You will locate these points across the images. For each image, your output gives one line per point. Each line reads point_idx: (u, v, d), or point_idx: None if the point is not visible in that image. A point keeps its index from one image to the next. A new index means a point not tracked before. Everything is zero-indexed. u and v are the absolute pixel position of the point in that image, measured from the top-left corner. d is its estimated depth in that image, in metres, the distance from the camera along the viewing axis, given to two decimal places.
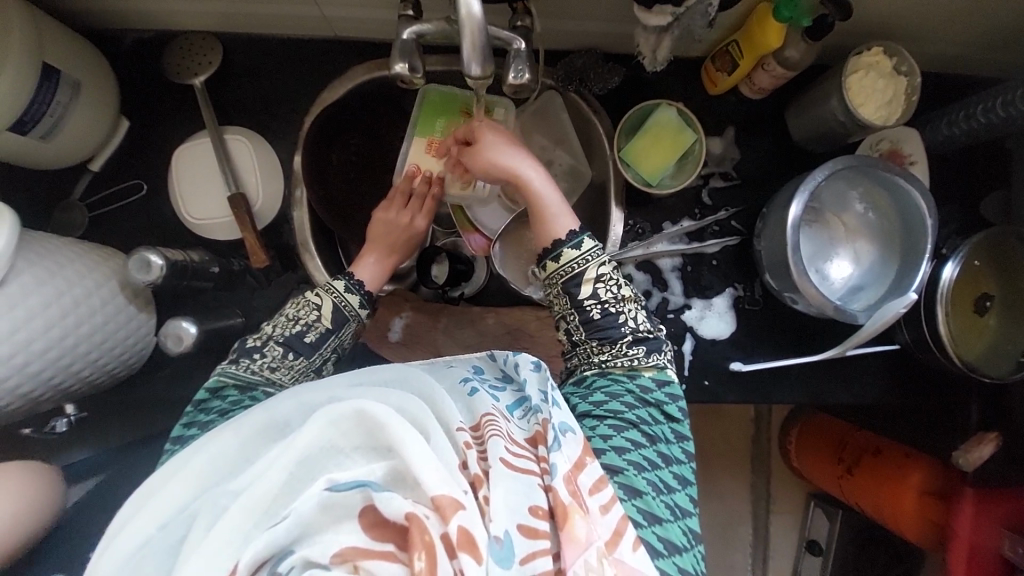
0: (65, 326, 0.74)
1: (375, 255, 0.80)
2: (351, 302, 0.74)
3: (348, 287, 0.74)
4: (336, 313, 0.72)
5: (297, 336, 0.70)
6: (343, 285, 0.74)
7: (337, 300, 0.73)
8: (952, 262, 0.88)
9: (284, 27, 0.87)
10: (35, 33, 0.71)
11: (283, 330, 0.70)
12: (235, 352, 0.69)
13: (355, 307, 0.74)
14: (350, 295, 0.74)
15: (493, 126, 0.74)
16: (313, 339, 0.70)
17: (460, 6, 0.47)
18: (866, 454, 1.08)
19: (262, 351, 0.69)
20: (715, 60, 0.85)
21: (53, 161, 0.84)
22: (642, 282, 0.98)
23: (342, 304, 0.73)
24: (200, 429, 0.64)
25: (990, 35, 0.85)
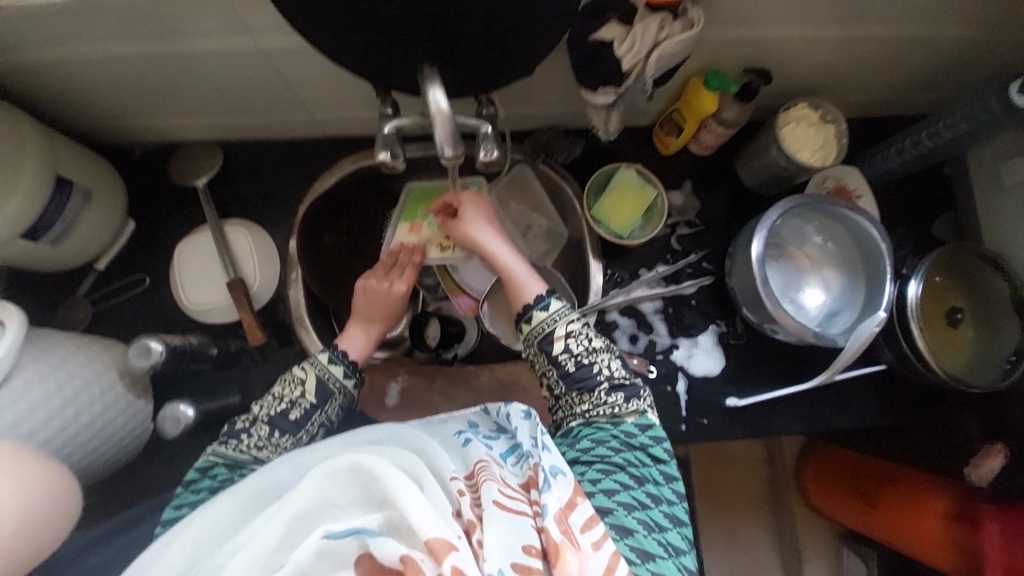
0: (65, 417, 0.76)
1: (358, 323, 0.82)
2: (336, 374, 0.73)
3: (331, 360, 0.74)
4: (321, 387, 0.72)
5: (281, 415, 0.69)
6: (327, 357, 0.74)
7: (320, 373, 0.72)
8: (915, 281, 0.93)
9: (279, 131, 0.97)
10: (53, 152, 0.80)
11: (269, 408, 0.70)
12: (224, 434, 0.69)
13: (340, 378, 0.73)
14: (333, 368, 0.73)
15: (470, 204, 0.80)
16: (298, 416, 0.70)
17: (431, 103, 0.55)
18: (882, 484, 1.04)
19: (249, 431, 0.69)
20: (663, 125, 0.95)
21: (62, 262, 0.90)
22: (628, 327, 1.03)
23: (326, 377, 0.72)
24: (190, 509, 0.63)
25: (902, 87, 0.97)
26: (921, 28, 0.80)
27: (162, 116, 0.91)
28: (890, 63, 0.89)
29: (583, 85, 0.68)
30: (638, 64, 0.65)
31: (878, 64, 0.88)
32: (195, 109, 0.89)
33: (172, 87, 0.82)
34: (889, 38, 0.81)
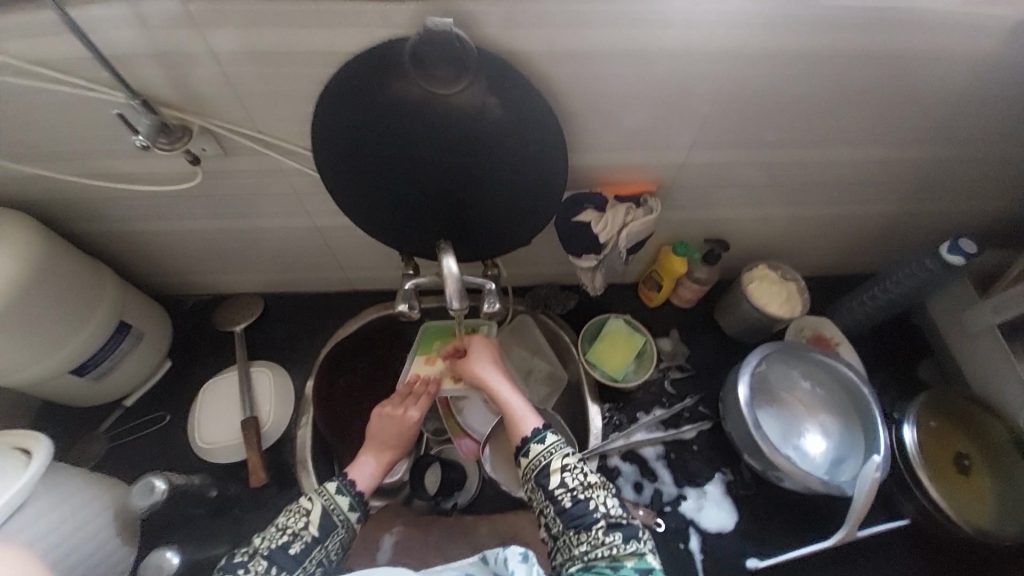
0: (54, 558, 0.74)
1: (369, 451, 0.84)
2: (341, 505, 0.74)
3: (340, 491, 0.75)
4: (325, 519, 0.71)
5: (281, 549, 0.67)
6: (334, 486, 0.75)
7: (326, 503, 0.73)
8: (909, 425, 0.94)
9: (314, 285, 1.13)
10: (123, 301, 0.93)
11: (269, 541, 0.68)
12: (220, 569, 0.65)
13: (344, 510, 0.74)
14: (340, 499, 0.74)
15: (477, 345, 0.89)
16: (298, 551, 0.68)
17: (443, 267, 0.69)
18: None
19: (246, 566, 0.65)
20: (645, 283, 1.10)
21: (96, 395, 0.97)
22: (631, 474, 1.01)
23: (331, 508, 0.73)
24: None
25: (852, 255, 1.12)
26: (849, 207, 0.97)
27: (219, 273, 1.07)
28: (833, 233, 1.05)
29: (569, 252, 0.84)
30: (612, 238, 0.81)
31: (823, 235, 1.05)
32: (247, 267, 1.06)
33: (233, 249, 0.99)
34: (824, 215, 0.99)
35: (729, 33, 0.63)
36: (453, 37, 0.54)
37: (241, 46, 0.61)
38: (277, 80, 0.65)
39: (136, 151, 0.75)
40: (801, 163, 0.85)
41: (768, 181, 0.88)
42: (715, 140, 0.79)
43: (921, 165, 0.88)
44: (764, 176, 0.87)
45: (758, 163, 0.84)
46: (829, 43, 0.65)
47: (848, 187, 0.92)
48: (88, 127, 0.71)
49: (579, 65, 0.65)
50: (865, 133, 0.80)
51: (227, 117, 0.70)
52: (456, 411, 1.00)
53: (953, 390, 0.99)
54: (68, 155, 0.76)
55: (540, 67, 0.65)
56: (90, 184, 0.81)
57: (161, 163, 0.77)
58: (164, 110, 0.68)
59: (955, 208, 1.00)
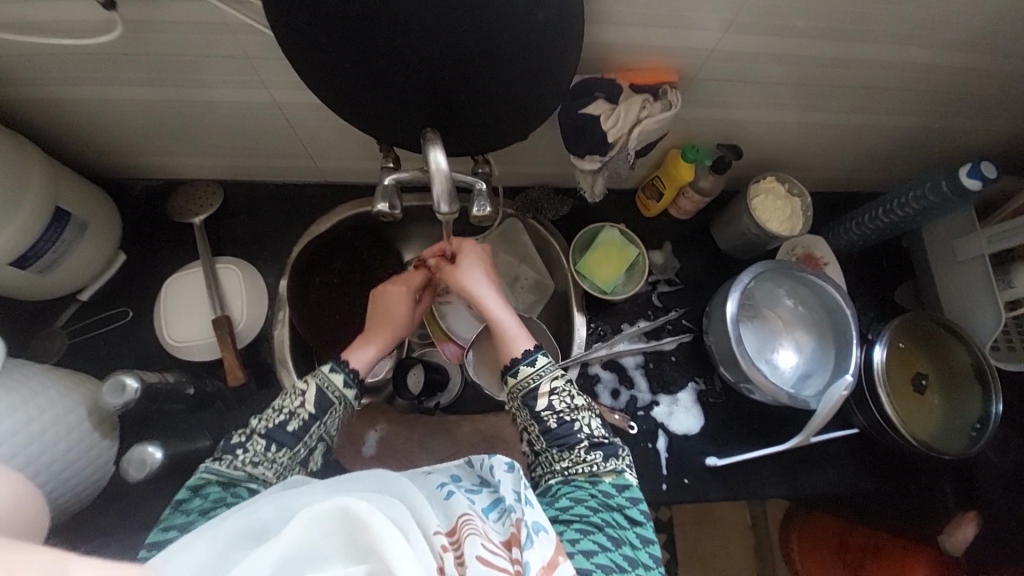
0: (28, 453, 0.74)
1: (370, 333, 0.80)
2: (334, 383, 0.73)
3: (342, 374, 0.74)
4: (320, 398, 0.71)
5: (280, 427, 0.68)
6: (327, 367, 0.74)
7: (321, 383, 0.72)
8: (879, 346, 0.97)
9: (281, 175, 1.01)
10: (55, 186, 0.81)
11: (267, 421, 0.68)
12: (219, 449, 0.67)
13: (339, 388, 0.73)
14: (335, 377, 0.73)
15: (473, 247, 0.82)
16: (296, 428, 0.69)
17: (431, 162, 0.59)
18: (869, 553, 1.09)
19: (245, 446, 0.66)
20: (645, 190, 1.02)
21: (45, 290, 0.89)
22: (610, 381, 1.04)
23: (326, 386, 0.72)
24: (179, 531, 0.60)
25: (862, 172, 1.06)
26: (872, 119, 0.89)
27: (167, 154, 0.93)
28: (848, 148, 0.98)
29: (571, 151, 0.75)
30: (621, 138, 0.72)
31: (839, 148, 0.97)
32: (199, 150, 0.92)
33: (178, 127, 0.85)
34: (844, 125, 0.91)
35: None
36: None
37: None
38: None
39: None
40: (837, 62, 0.75)
41: (794, 81, 0.78)
42: (752, 24, 0.67)
43: (963, 73, 0.79)
44: (797, 73, 0.76)
45: (789, 58, 0.73)
46: None
47: (878, 95, 0.83)
48: None
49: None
50: (922, 28, 0.69)
51: None
52: (439, 315, 0.99)
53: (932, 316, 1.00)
54: None
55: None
56: None
57: (66, 7, 0.61)
58: None
59: (980, 127, 0.92)
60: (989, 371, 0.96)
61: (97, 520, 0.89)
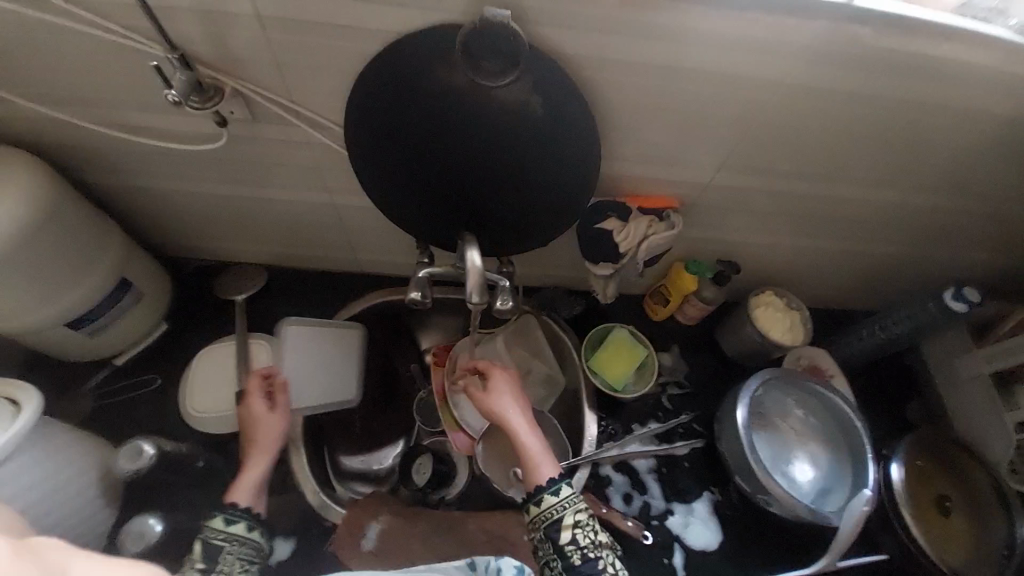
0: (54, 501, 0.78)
1: (254, 466, 0.82)
2: (237, 535, 0.73)
3: (249, 526, 0.74)
4: (206, 551, 0.70)
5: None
6: (217, 523, 0.73)
7: (208, 536, 0.71)
8: (897, 461, 0.97)
9: (320, 263, 1.11)
10: (125, 260, 0.90)
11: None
12: None
13: (223, 530, 0.72)
14: (241, 527, 0.73)
15: (499, 375, 0.87)
16: None
17: (467, 259, 0.68)
18: None
19: None
20: (652, 296, 1.11)
21: (89, 350, 0.96)
22: (622, 485, 1.03)
23: (211, 536, 0.72)
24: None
25: (857, 290, 1.13)
26: (858, 246, 0.99)
27: (225, 240, 1.05)
28: (840, 268, 1.06)
29: (587, 257, 0.84)
30: (632, 249, 0.81)
31: (830, 268, 1.06)
32: (253, 237, 1.03)
33: (241, 217, 0.97)
34: (834, 250, 1.00)
35: (780, 46, 0.61)
36: (508, 31, 0.54)
37: (285, 11, 0.58)
38: (316, 56, 0.63)
39: (163, 107, 0.73)
40: (818, 198, 0.86)
41: (784, 210, 0.89)
42: (740, 164, 0.79)
43: (934, 213, 0.90)
44: (781, 204, 0.88)
45: (776, 193, 0.85)
46: (869, 79, 0.65)
47: (859, 225, 0.93)
48: (116, 74, 0.69)
49: (626, 62, 0.63)
50: (886, 174, 0.81)
51: (265, 84, 0.68)
52: (452, 404, 1.00)
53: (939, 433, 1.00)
54: (92, 102, 0.73)
55: (582, 58, 0.62)
56: (101, 133, 0.78)
57: (183, 121, 0.76)
58: (203, 70, 0.66)
59: (960, 257, 1.01)
60: (1010, 491, 0.94)
61: None
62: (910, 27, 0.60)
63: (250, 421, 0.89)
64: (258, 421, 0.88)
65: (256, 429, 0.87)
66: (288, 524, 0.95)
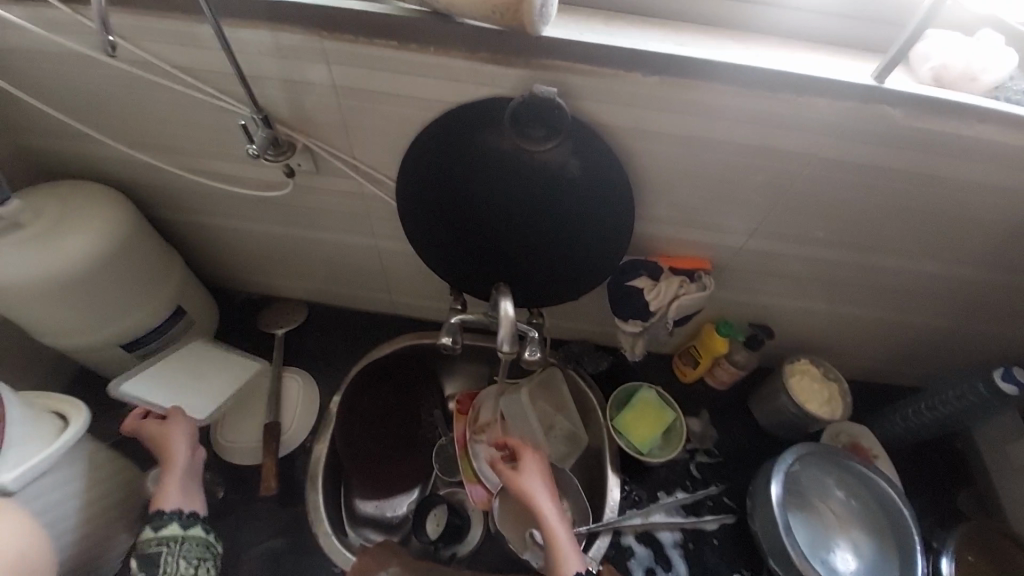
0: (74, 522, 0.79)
1: (171, 474, 0.78)
2: (176, 537, 0.74)
3: (184, 524, 0.75)
4: (145, 558, 0.71)
5: None
6: (151, 530, 0.74)
7: (147, 546, 0.72)
8: (947, 557, 0.89)
9: (357, 303, 1.16)
10: (181, 289, 0.97)
11: None
12: None
13: (158, 537, 0.73)
14: (173, 529, 0.74)
15: (529, 456, 0.86)
16: None
17: (501, 310, 0.71)
18: None
19: None
20: (681, 356, 1.10)
21: (136, 372, 1.01)
22: (644, 557, 0.96)
23: (149, 545, 0.72)
24: None
25: (900, 364, 1.09)
26: (899, 317, 0.96)
27: (272, 275, 1.11)
28: (881, 340, 1.03)
29: (615, 314, 0.86)
30: (662, 307, 0.83)
31: (870, 340, 1.03)
32: (299, 275, 1.10)
33: (291, 256, 1.04)
34: (873, 320, 0.98)
35: (811, 124, 0.64)
36: (555, 103, 0.59)
37: (357, 80, 0.66)
38: (378, 118, 0.70)
39: (237, 155, 0.82)
40: (854, 266, 0.86)
41: (819, 277, 0.89)
42: (773, 230, 0.80)
43: (980, 288, 0.87)
44: (815, 271, 0.88)
45: (809, 259, 0.85)
46: (903, 156, 0.67)
47: (899, 296, 0.91)
48: (201, 126, 0.78)
49: (660, 132, 0.67)
50: (924, 247, 0.80)
51: (329, 140, 0.75)
52: (472, 455, 1.00)
53: (991, 528, 0.92)
54: (178, 149, 0.83)
55: (620, 128, 0.67)
56: (181, 176, 0.87)
57: (254, 169, 0.84)
58: (278, 125, 0.74)
59: (1012, 335, 0.97)
60: None
61: None
62: (943, 111, 0.62)
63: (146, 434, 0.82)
64: (154, 433, 0.82)
65: (155, 441, 0.81)
66: (293, 567, 0.92)
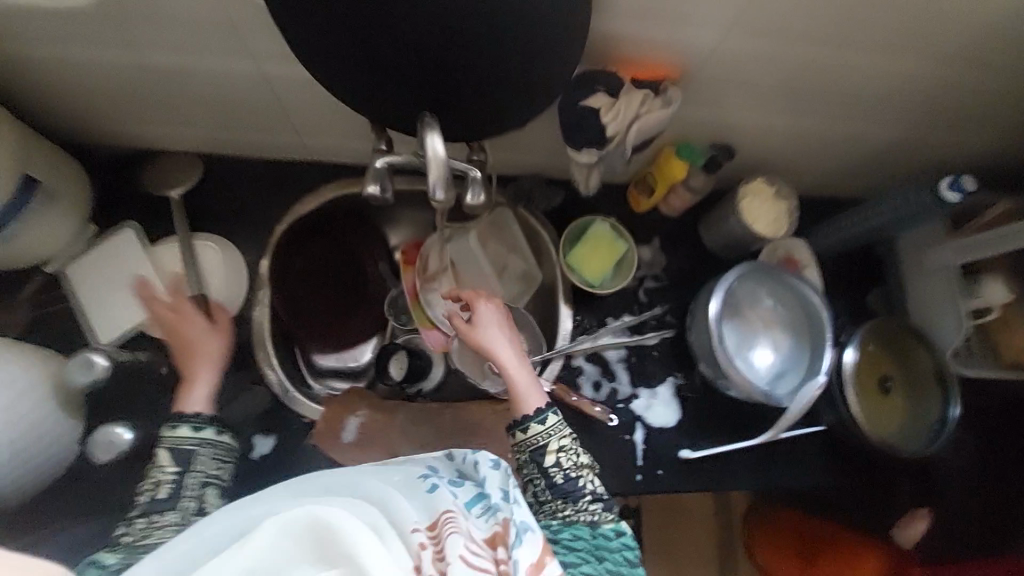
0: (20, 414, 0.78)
1: (206, 377, 0.80)
2: (207, 438, 0.74)
3: (216, 429, 0.76)
4: (176, 456, 0.72)
5: (155, 499, 0.70)
6: (177, 431, 0.73)
7: (173, 444, 0.73)
8: (851, 348, 1.02)
9: (264, 152, 0.97)
10: (13, 149, 0.76)
11: (147, 495, 0.70)
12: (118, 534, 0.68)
13: (186, 437, 0.73)
14: (207, 433, 0.74)
15: (485, 308, 0.82)
16: (167, 494, 0.70)
17: (428, 147, 0.58)
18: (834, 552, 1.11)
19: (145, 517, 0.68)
20: (637, 185, 1.03)
21: (10, 259, 0.86)
22: (592, 374, 1.06)
23: (177, 443, 0.73)
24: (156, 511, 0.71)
25: (849, 177, 1.08)
26: (862, 127, 0.91)
27: (138, 122, 0.88)
28: (837, 153, 0.99)
29: (568, 143, 0.74)
30: (620, 132, 0.72)
31: (825, 155, 0.99)
32: (175, 119, 0.87)
33: (152, 93, 0.80)
34: (835, 132, 0.92)
35: None
36: None
37: None
38: None
39: None
40: (831, 68, 0.75)
41: (790, 84, 0.78)
42: (752, 23, 0.66)
43: (951, 88, 0.81)
44: (789, 76, 0.77)
45: (786, 61, 0.73)
46: None
47: (869, 102, 0.84)
48: None
49: None
50: (913, 38, 0.70)
51: None
52: (423, 302, 0.95)
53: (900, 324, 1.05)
54: None
55: None
56: None
57: None
58: None
59: (960, 140, 0.95)
60: (948, 376, 1.02)
61: (72, 496, 0.89)
62: None
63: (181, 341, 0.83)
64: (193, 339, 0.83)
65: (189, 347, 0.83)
66: (261, 422, 0.95)
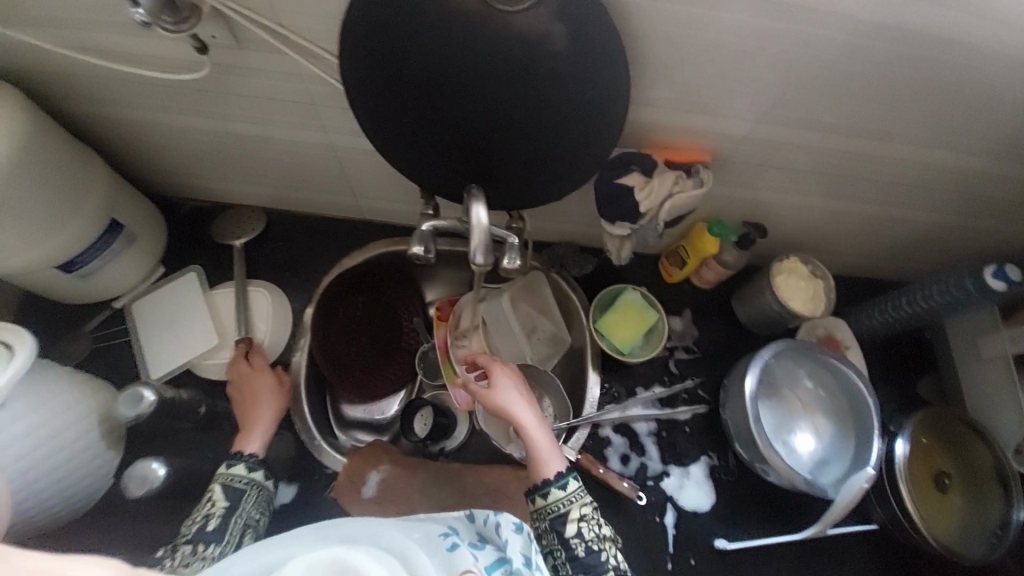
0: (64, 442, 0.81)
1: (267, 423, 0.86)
2: (256, 480, 0.77)
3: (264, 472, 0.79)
4: (228, 491, 0.75)
5: (201, 531, 0.70)
6: (238, 468, 0.77)
7: (226, 481, 0.76)
8: (901, 439, 0.94)
9: (321, 209, 1.06)
10: (110, 199, 0.86)
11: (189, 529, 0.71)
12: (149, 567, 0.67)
13: (242, 476, 0.77)
14: (259, 475, 0.78)
15: (499, 371, 0.83)
16: (215, 527, 0.71)
17: (472, 216, 0.62)
18: None
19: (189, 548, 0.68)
20: (669, 256, 1.05)
21: (87, 294, 0.94)
22: (619, 445, 1.02)
23: (230, 480, 0.76)
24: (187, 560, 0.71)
25: (888, 259, 1.07)
26: (897, 212, 0.91)
27: (217, 179, 0.99)
28: (873, 236, 0.99)
29: (602, 216, 0.78)
30: (653, 208, 0.76)
31: (861, 237, 1.00)
32: (248, 178, 0.97)
33: (234, 156, 0.91)
34: (870, 216, 0.93)
35: None
36: None
37: None
38: None
39: (132, 27, 0.66)
40: (861, 157, 0.78)
41: (822, 170, 0.81)
42: (781, 116, 0.71)
43: (988, 179, 0.82)
44: (819, 163, 0.80)
45: (816, 149, 0.77)
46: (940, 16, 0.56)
47: (903, 189, 0.85)
48: None
49: None
50: (943, 132, 0.72)
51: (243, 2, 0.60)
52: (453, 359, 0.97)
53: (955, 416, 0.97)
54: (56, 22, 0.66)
55: None
56: (70, 57, 0.71)
57: (160, 47, 0.69)
58: None
59: (1004, 228, 0.94)
60: (1012, 478, 0.92)
61: (97, 527, 0.91)
62: None
63: (250, 392, 0.90)
64: (262, 391, 0.90)
65: (257, 398, 0.89)
66: (286, 467, 0.96)
